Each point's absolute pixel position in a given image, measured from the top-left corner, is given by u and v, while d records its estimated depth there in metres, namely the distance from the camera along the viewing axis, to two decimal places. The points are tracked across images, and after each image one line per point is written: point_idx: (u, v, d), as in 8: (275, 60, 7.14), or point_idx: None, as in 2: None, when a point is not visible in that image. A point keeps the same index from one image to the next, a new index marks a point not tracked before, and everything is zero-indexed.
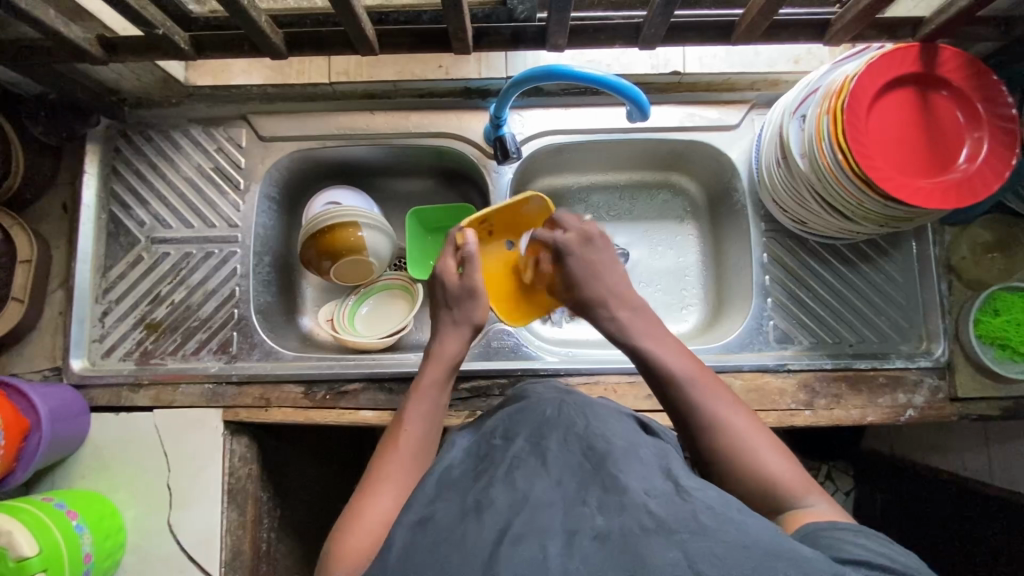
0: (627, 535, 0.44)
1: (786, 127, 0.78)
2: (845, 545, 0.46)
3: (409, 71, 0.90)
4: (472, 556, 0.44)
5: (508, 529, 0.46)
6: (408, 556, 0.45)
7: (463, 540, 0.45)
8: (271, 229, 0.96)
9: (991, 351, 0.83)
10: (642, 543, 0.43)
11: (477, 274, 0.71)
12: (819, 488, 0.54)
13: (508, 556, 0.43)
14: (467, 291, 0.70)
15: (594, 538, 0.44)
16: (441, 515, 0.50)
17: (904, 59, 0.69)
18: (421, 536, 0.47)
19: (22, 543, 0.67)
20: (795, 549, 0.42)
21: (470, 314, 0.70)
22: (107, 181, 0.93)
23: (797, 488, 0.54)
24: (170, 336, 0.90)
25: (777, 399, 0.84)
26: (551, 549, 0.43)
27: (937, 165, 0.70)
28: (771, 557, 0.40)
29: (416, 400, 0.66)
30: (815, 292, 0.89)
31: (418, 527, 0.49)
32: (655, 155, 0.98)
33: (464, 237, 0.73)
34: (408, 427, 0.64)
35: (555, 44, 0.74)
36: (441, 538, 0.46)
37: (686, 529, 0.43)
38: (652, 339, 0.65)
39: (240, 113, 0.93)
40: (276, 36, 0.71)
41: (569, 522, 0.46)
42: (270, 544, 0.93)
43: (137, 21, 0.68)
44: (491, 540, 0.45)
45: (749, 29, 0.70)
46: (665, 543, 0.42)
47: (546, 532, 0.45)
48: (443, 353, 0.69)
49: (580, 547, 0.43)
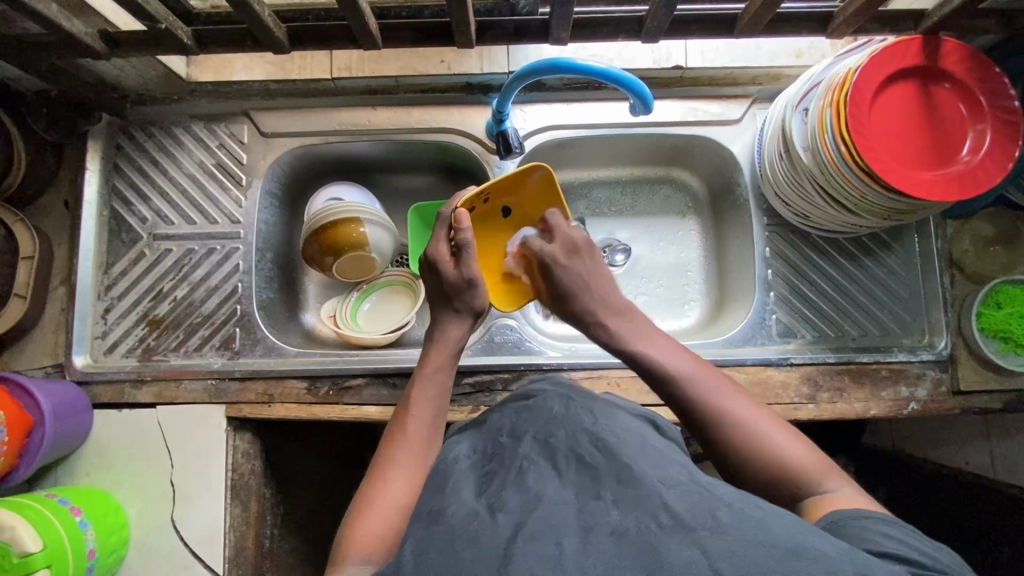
0: (643, 532, 0.44)
1: (788, 120, 0.78)
2: (875, 535, 0.47)
3: (411, 66, 0.90)
4: (487, 552, 0.44)
5: (522, 526, 0.46)
6: (422, 553, 0.45)
7: (474, 538, 0.45)
8: (273, 225, 0.96)
9: (995, 345, 0.83)
10: (657, 540, 0.43)
11: (475, 262, 0.69)
12: (836, 471, 0.55)
13: (524, 551, 0.43)
14: (465, 281, 0.69)
15: (610, 533, 0.44)
16: (451, 513, 0.50)
17: (906, 52, 0.69)
18: (430, 534, 0.47)
19: (26, 539, 0.66)
20: (814, 545, 0.42)
21: (471, 303, 0.70)
22: (108, 178, 0.92)
23: (816, 471, 0.54)
24: (173, 332, 0.90)
25: (779, 393, 0.84)
26: (568, 544, 0.43)
27: (941, 157, 0.70)
28: (790, 556, 0.40)
29: (421, 385, 0.66)
30: (817, 286, 0.90)
31: (430, 525, 0.49)
32: (657, 150, 0.98)
33: (460, 220, 0.68)
34: (414, 412, 0.64)
35: (558, 38, 0.73)
36: (452, 536, 0.46)
37: (703, 526, 0.43)
38: (650, 344, 0.67)
39: (242, 109, 0.93)
40: (278, 30, 0.71)
41: (584, 517, 0.46)
42: (273, 541, 0.92)
43: (139, 16, 0.68)
44: (506, 538, 0.45)
45: (752, 22, 0.70)
46: (683, 540, 0.42)
47: (561, 528, 0.45)
48: (445, 339, 0.70)
49: (597, 544, 0.43)
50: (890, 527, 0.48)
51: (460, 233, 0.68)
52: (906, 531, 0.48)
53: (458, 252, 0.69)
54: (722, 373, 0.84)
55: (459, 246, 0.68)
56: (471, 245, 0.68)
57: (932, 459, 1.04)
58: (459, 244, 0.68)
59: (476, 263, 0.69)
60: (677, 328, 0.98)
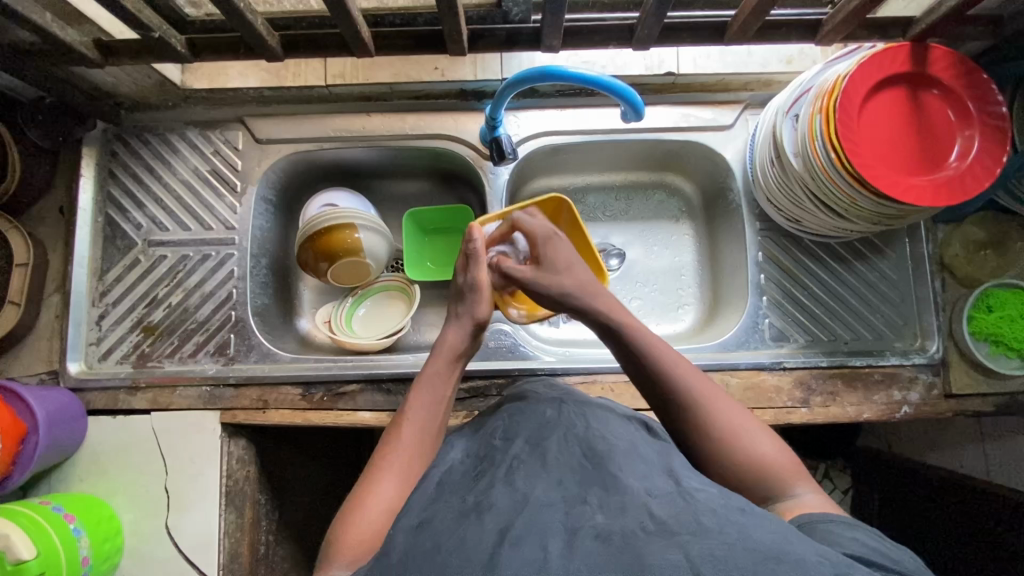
0: (627, 536, 0.44)
1: (778, 126, 0.78)
2: (847, 542, 0.48)
3: (404, 73, 0.91)
4: (472, 556, 0.44)
5: (509, 529, 0.46)
6: (408, 557, 0.46)
7: (461, 541, 0.46)
8: (268, 231, 0.96)
9: (985, 347, 0.84)
10: (643, 544, 0.43)
11: (481, 269, 0.71)
12: (805, 474, 0.57)
13: (508, 555, 0.43)
14: (471, 285, 0.71)
15: (595, 537, 0.44)
16: (440, 517, 0.50)
17: (894, 59, 0.70)
18: (418, 538, 0.47)
19: (20, 547, 0.66)
20: (795, 550, 0.42)
21: (471, 309, 0.71)
22: (103, 185, 0.93)
23: (790, 476, 0.56)
24: (167, 339, 0.90)
25: (773, 397, 0.84)
26: (552, 548, 0.44)
27: (930, 163, 0.71)
28: (773, 561, 0.40)
29: (418, 391, 0.66)
30: (811, 291, 0.90)
31: (418, 529, 0.49)
32: (651, 155, 0.98)
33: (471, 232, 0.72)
34: (409, 418, 0.64)
35: (549, 45, 0.74)
36: (440, 541, 0.46)
37: (687, 531, 0.44)
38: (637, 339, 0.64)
39: (236, 116, 0.94)
40: (271, 39, 0.71)
41: (570, 521, 0.47)
42: (268, 547, 0.92)
43: (133, 26, 0.68)
44: (491, 540, 0.45)
45: (741, 30, 0.71)
46: (666, 543, 0.43)
47: (547, 531, 0.46)
48: (444, 345, 0.69)
49: (582, 546, 0.44)
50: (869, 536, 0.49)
51: (469, 245, 0.72)
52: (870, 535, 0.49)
53: (466, 261, 0.73)
54: (715, 377, 0.85)
55: (468, 254, 0.72)
56: (480, 254, 0.72)
57: (926, 462, 1.05)
58: (467, 254, 0.72)
59: (484, 271, 0.72)
60: (671, 332, 0.98)
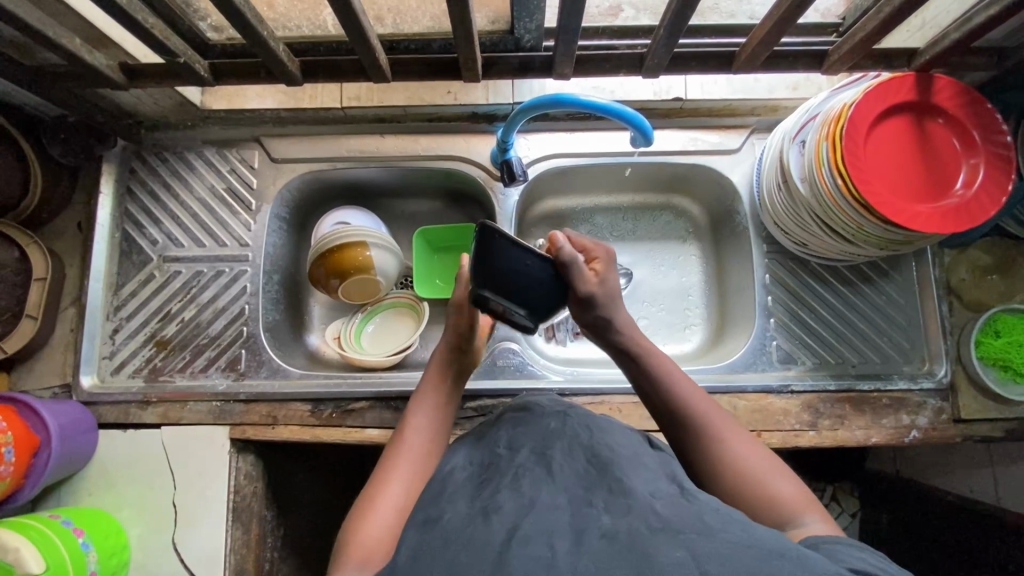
0: (633, 535, 0.44)
1: (785, 151, 0.80)
2: (848, 557, 0.46)
3: (418, 96, 0.93)
4: (481, 556, 0.44)
5: (517, 529, 0.46)
6: (417, 556, 0.46)
7: (470, 540, 0.46)
8: (281, 248, 0.97)
9: (993, 372, 0.84)
10: (649, 543, 0.43)
11: (461, 288, 0.73)
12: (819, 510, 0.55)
13: (519, 555, 0.44)
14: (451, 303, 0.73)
15: (601, 537, 0.45)
16: (448, 515, 0.51)
17: (899, 88, 0.71)
18: (428, 534, 0.48)
19: (29, 560, 0.67)
20: (799, 548, 0.42)
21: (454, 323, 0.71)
22: (121, 202, 0.95)
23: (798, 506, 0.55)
24: (180, 353, 0.91)
25: (780, 420, 0.84)
26: (560, 545, 0.44)
27: (937, 191, 0.72)
28: (776, 558, 0.41)
29: (421, 400, 0.68)
30: (817, 313, 0.91)
31: (427, 528, 0.50)
32: (658, 178, 1.00)
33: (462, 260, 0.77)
34: (414, 425, 0.65)
35: (562, 72, 0.76)
36: (450, 538, 0.47)
37: (692, 531, 0.44)
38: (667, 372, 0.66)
39: (253, 136, 0.96)
40: (292, 65, 0.73)
41: (576, 522, 0.47)
42: (274, 564, 0.92)
43: (160, 51, 0.70)
44: (500, 541, 0.45)
45: (749, 59, 0.73)
46: (672, 543, 0.43)
47: (554, 532, 0.46)
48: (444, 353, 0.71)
49: (588, 545, 0.44)
50: (870, 553, 0.47)
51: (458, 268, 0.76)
52: (876, 555, 0.47)
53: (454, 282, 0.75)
54: (723, 399, 0.85)
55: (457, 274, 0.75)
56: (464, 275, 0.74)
57: (933, 486, 1.04)
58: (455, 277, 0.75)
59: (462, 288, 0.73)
60: (678, 353, 0.99)
